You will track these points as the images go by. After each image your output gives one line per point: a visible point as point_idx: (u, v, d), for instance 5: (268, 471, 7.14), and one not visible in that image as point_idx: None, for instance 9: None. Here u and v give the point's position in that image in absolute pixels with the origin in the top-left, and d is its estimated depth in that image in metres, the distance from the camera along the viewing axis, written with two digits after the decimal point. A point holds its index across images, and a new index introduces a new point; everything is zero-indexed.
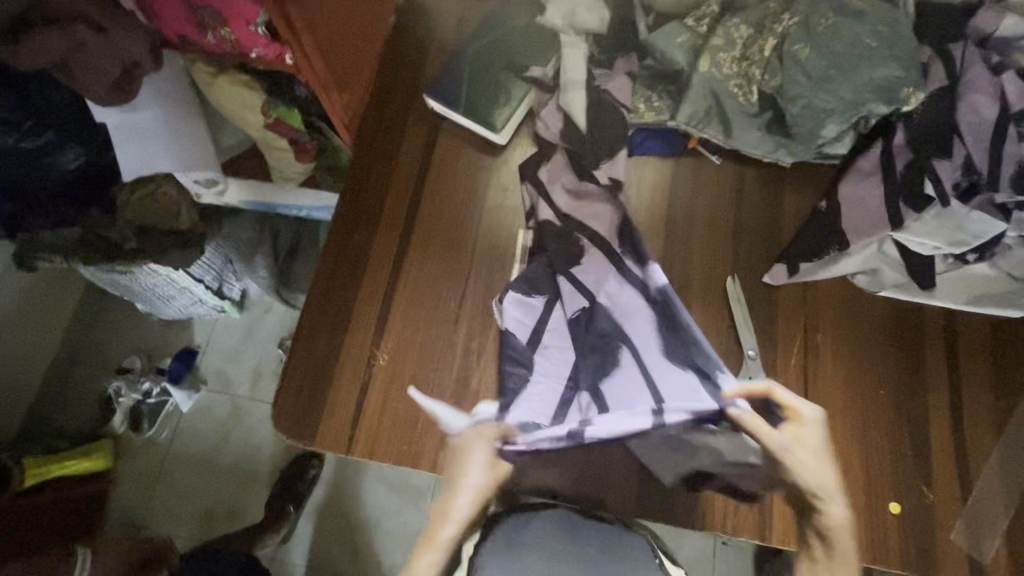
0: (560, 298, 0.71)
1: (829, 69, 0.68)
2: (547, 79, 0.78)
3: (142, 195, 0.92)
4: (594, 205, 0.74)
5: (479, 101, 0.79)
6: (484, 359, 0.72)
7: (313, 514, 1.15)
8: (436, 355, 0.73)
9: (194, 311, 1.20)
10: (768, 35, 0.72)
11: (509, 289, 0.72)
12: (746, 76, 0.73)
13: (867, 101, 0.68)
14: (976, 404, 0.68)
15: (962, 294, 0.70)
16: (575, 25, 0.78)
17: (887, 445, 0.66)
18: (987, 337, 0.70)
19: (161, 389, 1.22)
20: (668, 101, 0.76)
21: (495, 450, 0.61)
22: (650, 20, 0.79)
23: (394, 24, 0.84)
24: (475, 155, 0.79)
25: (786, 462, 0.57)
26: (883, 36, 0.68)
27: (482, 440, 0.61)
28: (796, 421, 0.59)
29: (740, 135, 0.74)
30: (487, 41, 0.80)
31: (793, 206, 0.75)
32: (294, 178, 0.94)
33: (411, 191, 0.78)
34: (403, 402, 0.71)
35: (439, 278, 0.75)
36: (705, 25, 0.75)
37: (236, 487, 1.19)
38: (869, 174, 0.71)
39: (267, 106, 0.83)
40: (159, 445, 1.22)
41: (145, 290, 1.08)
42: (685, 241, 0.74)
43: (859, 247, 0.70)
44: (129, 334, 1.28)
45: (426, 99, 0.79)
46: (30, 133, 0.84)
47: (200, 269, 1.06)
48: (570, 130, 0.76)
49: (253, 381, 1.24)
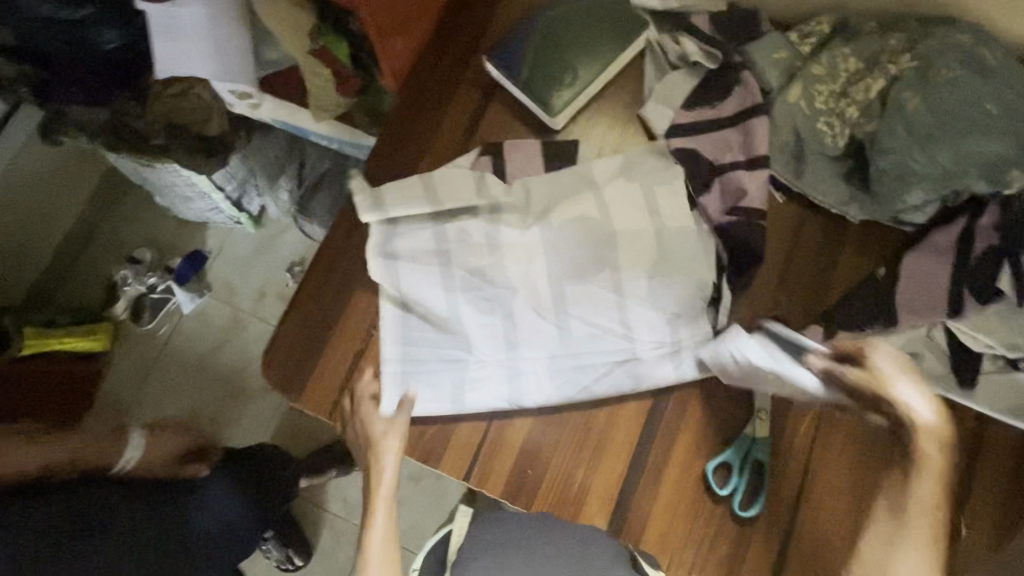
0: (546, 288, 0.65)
1: (937, 128, 0.60)
2: (624, 72, 0.72)
3: (175, 92, 0.96)
4: (586, 339, 0.65)
5: (393, 230, 0.67)
6: (487, 395, 0.65)
7: (306, 440, 1.24)
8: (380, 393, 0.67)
9: (210, 217, 1.26)
10: (879, 74, 0.64)
11: (517, 229, 0.66)
12: (840, 115, 0.66)
13: (966, 174, 0.61)
14: (979, 517, 0.64)
15: (1001, 401, 0.64)
16: (685, 57, 0.69)
17: None
18: (1011, 452, 0.65)
19: (166, 286, 1.27)
20: (736, 133, 0.67)
21: (401, 315, 0.66)
22: (765, 26, 0.71)
23: None
24: (517, 127, 0.72)
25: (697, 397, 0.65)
26: (1009, 104, 0.60)
27: (395, 308, 0.66)
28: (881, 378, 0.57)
29: (814, 179, 0.67)
30: (558, 13, 0.71)
31: (848, 266, 0.69)
32: (331, 110, 0.88)
33: (449, 160, 0.71)
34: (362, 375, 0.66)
35: (406, 387, 0.65)
36: (815, 186, 0.67)
37: (224, 397, 1.27)
38: (942, 253, 0.65)
39: (316, 32, 0.77)
40: (158, 338, 1.29)
41: (166, 186, 1.15)
42: (756, 286, 0.68)
43: (908, 327, 0.64)
44: (145, 223, 1.32)
45: (365, 219, 0.66)
46: (69, 4, 0.82)
47: (223, 177, 1.10)
48: (591, 346, 0.64)
49: (256, 298, 1.30)
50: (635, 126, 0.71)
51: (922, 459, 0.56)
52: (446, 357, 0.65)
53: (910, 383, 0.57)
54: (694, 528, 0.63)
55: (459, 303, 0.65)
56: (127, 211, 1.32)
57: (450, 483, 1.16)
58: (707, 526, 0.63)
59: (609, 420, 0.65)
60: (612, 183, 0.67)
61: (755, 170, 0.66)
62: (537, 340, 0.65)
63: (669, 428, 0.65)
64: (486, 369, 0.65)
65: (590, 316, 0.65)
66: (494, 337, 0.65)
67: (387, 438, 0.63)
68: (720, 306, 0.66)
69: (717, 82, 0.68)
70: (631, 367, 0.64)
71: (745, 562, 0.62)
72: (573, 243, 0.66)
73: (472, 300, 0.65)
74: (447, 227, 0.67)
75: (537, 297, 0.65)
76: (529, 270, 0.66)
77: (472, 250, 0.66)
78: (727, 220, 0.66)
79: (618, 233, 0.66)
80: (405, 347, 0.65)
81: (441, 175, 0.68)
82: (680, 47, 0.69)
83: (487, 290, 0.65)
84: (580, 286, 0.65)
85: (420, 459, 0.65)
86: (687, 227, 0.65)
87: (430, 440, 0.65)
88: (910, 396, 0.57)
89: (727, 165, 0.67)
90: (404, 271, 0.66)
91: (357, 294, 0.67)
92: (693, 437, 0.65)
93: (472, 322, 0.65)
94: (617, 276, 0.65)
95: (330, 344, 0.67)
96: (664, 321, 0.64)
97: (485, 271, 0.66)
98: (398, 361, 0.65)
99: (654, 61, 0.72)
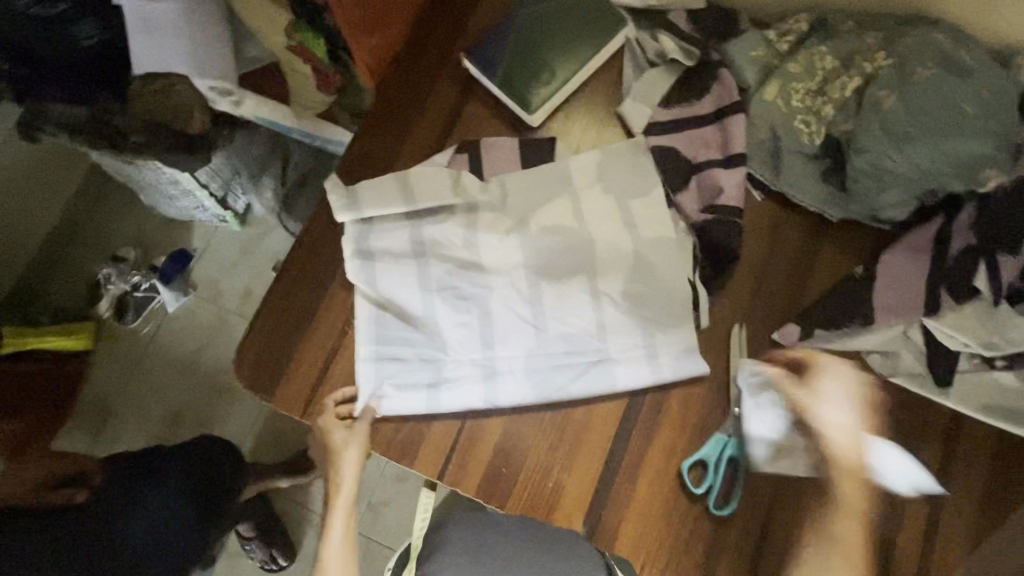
0: (522, 290, 0.65)
1: (911, 126, 0.60)
2: (603, 70, 0.72)
3: (156, 91, 0.91)
4: (561, 339, 0.65)
5: (368, 229, 0.66)
6: (462, 397, 0.64)
7: (290, 439, 1.24)
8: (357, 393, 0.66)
9: (195, 215, 1.25)
10: (855, 72, 0.64)
11: (494, 231, 0.66)
12: (817, 113, 0.66)
13: (942, 173, 0.60)
14: (958, 518, 0.63)
15: (977, 401, 0.63)
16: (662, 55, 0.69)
17: (848, 523, 0.62)
18: (990, 452, 0.64)
19: (149, 285, 1.26)
20: (713, 131, 0.67)
21: (376, 314, 0.65)
22: (744, 24, 0.71)
23: None
24: (494, 124, 0.71)
25: (675, 396, 0.65)
26: (986, 102, 0.60)
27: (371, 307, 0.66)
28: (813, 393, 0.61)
29: (792, 178, 0.67)
30: (535, 10, 0.71)
31: (825, 265, 0.69)
32: (312, 108, 0.87)
33: (425, 156, 0.71)
34: (340, 375, 0.66)
35: (378, 387, 0.64)
36: (792, 184, 0.67)
37: (208, 396, 1.26)
38: (918, 251, 0.65)
39: (292, 28, 0.77)
40: (141, 337, 1.28)
41: (149, 184, 1.15)
42: (733, 285, 0.68)
43: (883, 325, 0.65)
44: (128, 221, 1.31)
45: (338, 217, 0.66)
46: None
47: (207, 175, 1.11)
48: (567, 345, 0.64)
49: (241, 298, 1.29)
50: (613, 123, 0.71)
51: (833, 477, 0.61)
52: (421, 358, 0.65)
53: (838, 403, 0.61)
54: (670, 526, 0.63)
55: (434, 303, 0.65)
56: (111, 209, 1.31)
57: None
58: (682, 525, 0.63)
59: (584, 419, 0.65)
60: (590, 187, 0.67)
61: (731, 169, 0.66)
62: (513, 340, 0.65)
63: (645, 427, 0.65)
64: (458, 367, 0.64)
65: (567, 321, 0.65)
66: (469, 337, 0.65)
67: (347, 447, 0.64)
68: (698, 307, 0.66)
69: (694, 81, 0.68)
70: (607, 367, 0.64)
71: (720, 561, 0.62)
72: (549, 245, 0.66)
73: (448, 301, 0.65)
74: (424, 228, 0.67)
75: (514, 300, 0.65)
76: (505, 272, 0.66)
77: (449, 252, 0.66)
78: (704, 218, 0.66)
79: (593, 237, 0.66)
80: (380, 347, 0.65)
81: (417, 173, 0.67)
82: (659, 44, 0.69)
83: (464, 292, 0.65)
84: (556, 291, 0.65)
85: (396, 459, 0.65)
86: (662, 233, 0.66)
87: (404, 439, 0.65)
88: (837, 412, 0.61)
89: (703, 163, 0.67)
90: (380, 270, 0.65)
91: (332, 292, 0.67)
92: (669, 436, 0.65)
93: (447, 322, 0.65)
94: (594, 283, 0.65)
95: (306, 343, 0.66)
96: (638, 321, 0.64)
97: (461, 273, 0.66)
98: (368, 359, 0.65)
99: (633, 59, 0.71)
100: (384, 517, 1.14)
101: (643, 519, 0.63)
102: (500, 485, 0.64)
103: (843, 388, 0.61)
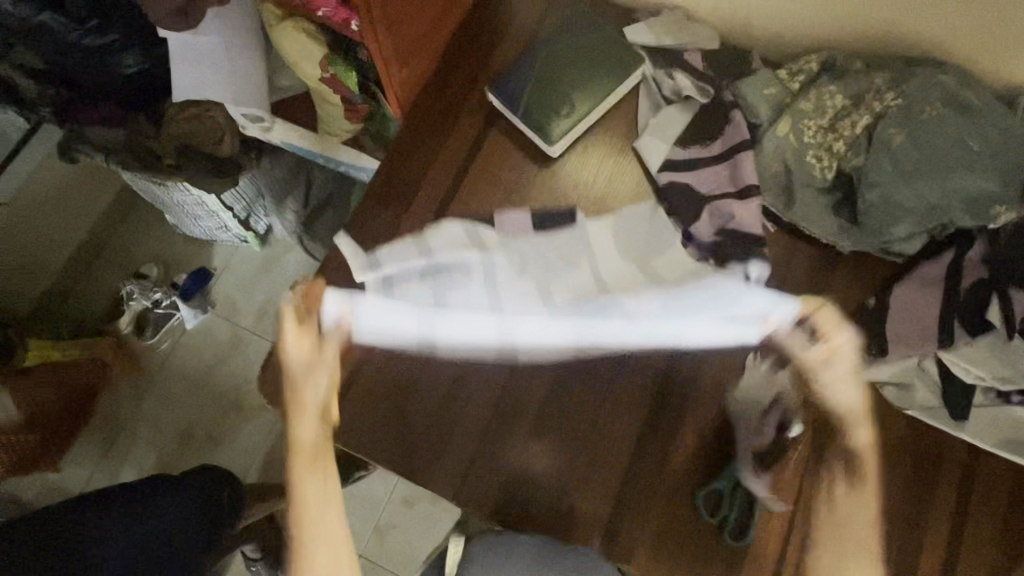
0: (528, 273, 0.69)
1: (921, 163, 0.63)
2: (621, 105, 0.75)
3: (190, 115, 0.96)
4: (575, 309, 0.67)
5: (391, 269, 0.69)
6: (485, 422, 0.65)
7: None
8: (374, 415, 0.67)
9: (217, 235, 1.29)
10: (864, 111, 0.67)
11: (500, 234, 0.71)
12: (829, 149, 0.68)
13: (953, 208, 0.63)
14: (979, 556, 0.62)
15: (993, 434, 0.63)
16: (678, 92, 0.73)
17: None
18: (1010, 488, 0.64)
19: (170, 302, 1.29)
20: (726, 164, 0.70)
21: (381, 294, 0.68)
22: (755, 63, 0.74)
23: (470, 16, 0.78)
24: (515, 154, 0.74)
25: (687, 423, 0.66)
26: (991, 142, 0.63)
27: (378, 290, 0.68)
28: (832, 348, 0.62)
29: (805, 211, 0.68)
30: (558, 47, 0.74)
31: (838, 296, 0.69)
32: (339, 135, 0.92)
33: (449, 183, 0.73)
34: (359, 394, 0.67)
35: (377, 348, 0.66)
36: (807, 215, 0.68)
37: (221, 413, 1.27)
38: (931, 284, 0.66)
39: (326, 61, 0.80)
40: (159, 353, 1.30)
41: (176, 205, 1.19)
42: None
43: (897, 356, 0.65)
44: (153, 239, 1.35)
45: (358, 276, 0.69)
46: (95, 31, 0.87)
47: (232, 198, 1.14)
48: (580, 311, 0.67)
49: (258, 316, 1.32)
50: (630, 155, 0.74)
51: (866, 468, 0.60)
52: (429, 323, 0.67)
53: (848, 375, 0.62)
54: (685, 556, 0.62)
55: (440, 283, 0.68)
56: (137, 227, 1.35)
57: (444, 506, 1.15)
58: (696, 552, 0.63)
59: (599, 445, 0.65)
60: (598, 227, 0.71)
61: (745, 201, 0.68)
62: (523, 312, 0.67)
63: (660, 453, 0.65)
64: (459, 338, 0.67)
65: (574, 301, 0.67)
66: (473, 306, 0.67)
67: (309, 382, 0.62)
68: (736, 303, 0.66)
69: (708, 116, 0.71)
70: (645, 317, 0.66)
71: None
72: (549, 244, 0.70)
73: (454, 279, 0.68)
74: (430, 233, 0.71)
75: (517, 283, 0.68)
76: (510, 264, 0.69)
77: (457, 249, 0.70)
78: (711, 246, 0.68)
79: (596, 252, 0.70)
80: (381, 317, 0.67)
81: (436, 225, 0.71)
82: (674, 81, 0.73)
83: (469, 275, 0.68)
84: (560, 290, 0.68)
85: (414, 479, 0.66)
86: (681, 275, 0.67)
87: (421, 458, 0.66)
88: (830, 382, 0.62)
89: (717, 194, 0.69)
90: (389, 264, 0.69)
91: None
92: (685, 463, 0.65)
93: (453, 299, 0.67)
94: (599, 275, 0.68)
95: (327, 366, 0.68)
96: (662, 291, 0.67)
97: (466, 261, 0.69)
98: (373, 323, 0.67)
99: (649, 95, 0.75)
100: (392, 539, 1.13)
101: (658, 548, 0.63)
102: (514, 507, 0.64)
103: (851, 358, 0.62)
